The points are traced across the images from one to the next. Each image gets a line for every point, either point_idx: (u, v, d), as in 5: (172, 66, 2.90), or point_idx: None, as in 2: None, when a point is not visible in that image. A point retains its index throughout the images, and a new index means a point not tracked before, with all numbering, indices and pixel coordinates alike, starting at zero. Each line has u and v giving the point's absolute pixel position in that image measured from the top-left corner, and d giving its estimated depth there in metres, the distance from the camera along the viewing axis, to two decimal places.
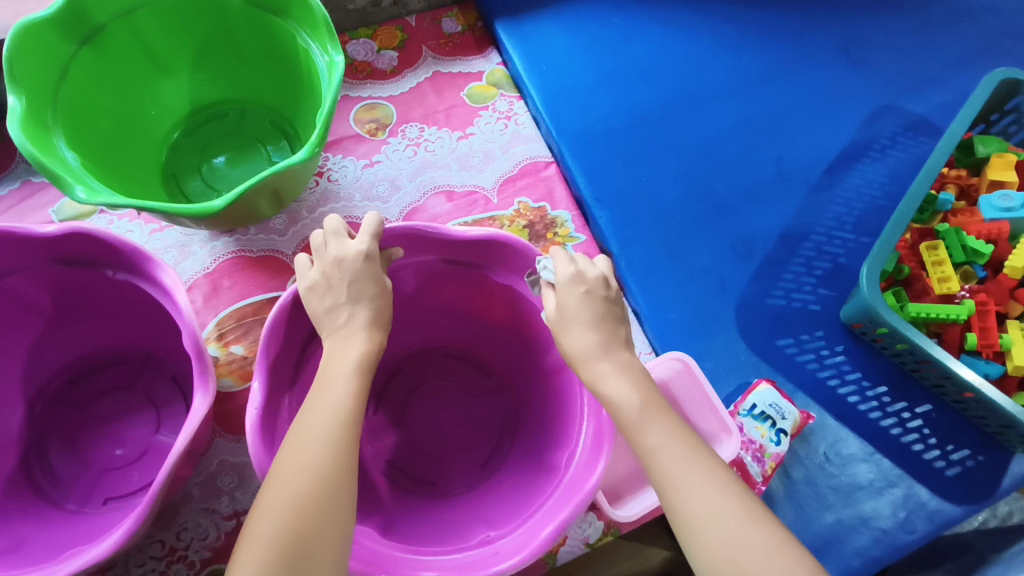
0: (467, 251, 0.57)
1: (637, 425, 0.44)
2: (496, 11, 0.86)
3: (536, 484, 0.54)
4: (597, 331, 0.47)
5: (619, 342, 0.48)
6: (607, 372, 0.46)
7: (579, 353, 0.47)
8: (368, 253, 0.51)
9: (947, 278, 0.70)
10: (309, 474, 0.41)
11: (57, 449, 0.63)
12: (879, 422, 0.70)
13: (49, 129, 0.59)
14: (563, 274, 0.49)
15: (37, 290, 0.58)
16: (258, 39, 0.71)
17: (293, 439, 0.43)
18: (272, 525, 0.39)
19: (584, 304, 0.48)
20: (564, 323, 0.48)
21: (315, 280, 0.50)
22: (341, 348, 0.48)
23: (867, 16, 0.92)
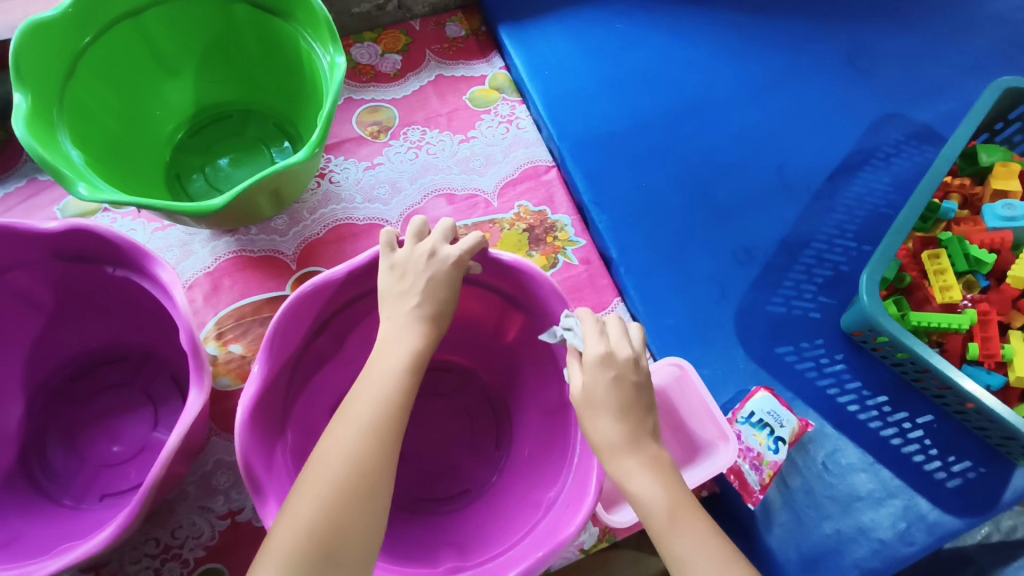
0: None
1: (627, 475, 0.44)
2: (500, 16, 0.86)
3: (541, 483, 0.56)
4: (621, 423, 0.46)
5: (630, 397, 0.47)
6: (632, 469, 0.44)
7: (601, 443, 0.46)
8: (459, 259, 0.52)
9: (949, 287, 0.69)
10: (352, 459, 0.41)
11: (55, 444, 0.64)
12: (879, 432, 0.70)
13: (54, 126, 0.59)
14: (590, 356, 0.48)
15: (39, 285, 0.59)
16: (263, 41, 0.71)
17: (342, 420, 0.43)
18: (311, 507, 0.39)
19: (613, 393, 0.46)
20: (592, 411, 0.47)
21: (399, 264, 0.51)
22: (394, 340, 0.48)
23: (872, 24, 0.91)
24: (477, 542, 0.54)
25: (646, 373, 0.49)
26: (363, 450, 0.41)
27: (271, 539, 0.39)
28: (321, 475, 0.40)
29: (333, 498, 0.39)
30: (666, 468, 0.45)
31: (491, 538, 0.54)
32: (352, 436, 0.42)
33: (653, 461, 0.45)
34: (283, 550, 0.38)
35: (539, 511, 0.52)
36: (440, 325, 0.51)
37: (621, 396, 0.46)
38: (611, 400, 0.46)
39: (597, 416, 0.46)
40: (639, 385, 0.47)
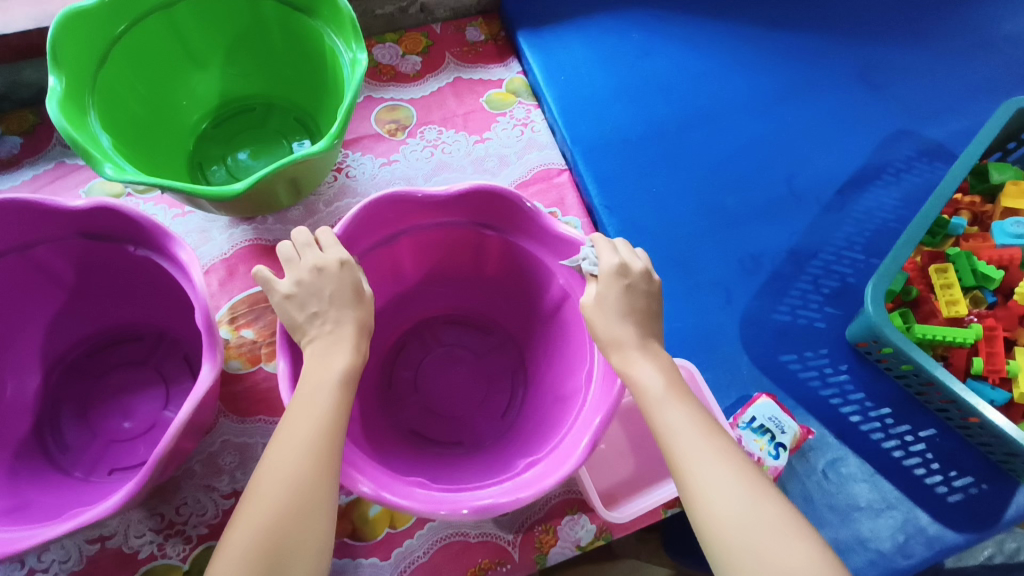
0: (488, 213, 0.59)
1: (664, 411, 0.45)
2: (518, 21, 0.88)
3: (557, 415, 0.58)
4: (631, 323, 0.50)
5: (641, 302, 0.51)
6: (634, 360, 0.48)
7: (603, 333, 0.50)
8: (344, 258, 0.53)
9: (955, 302, 0.70)
10: (291, 486, 0.42)
11: (69, 418, 0.65)
12: (881, 443, 0.70)
13: (84, 110, 0.61)
14: (605, 266, 0.52)
15: (61, 263, 0.61)
16: (289, 38, 0.74)
17: (280, 439, 0.44)
18: (250, 534, 0.40)
19: (623, 299, 0.51)
20: (603, 313, 0.50)
21: (293, 293, 0.51)
22: (330, 351, 0.49)
23: (888, 42, 0.92)
24: (489, 476, 0.54)
25: (657, 287, 0.53)
26: (307, 472, 0.43)
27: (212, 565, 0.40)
28: (261, 503, 0.42)
29: (271, 522, 0.41)
30: (636, 304, 0.51)
31: (504, 471, 0.54)
32: (288, 464, 0.43)
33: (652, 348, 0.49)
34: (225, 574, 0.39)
35: (562, 427, 0.54)
36: (365, 328, 0.52)
37: (632, 303, 0.51)
38: (621, 304, 0.50)
39: (609, 318, 0.50)
40: (648, 294, 0.51)
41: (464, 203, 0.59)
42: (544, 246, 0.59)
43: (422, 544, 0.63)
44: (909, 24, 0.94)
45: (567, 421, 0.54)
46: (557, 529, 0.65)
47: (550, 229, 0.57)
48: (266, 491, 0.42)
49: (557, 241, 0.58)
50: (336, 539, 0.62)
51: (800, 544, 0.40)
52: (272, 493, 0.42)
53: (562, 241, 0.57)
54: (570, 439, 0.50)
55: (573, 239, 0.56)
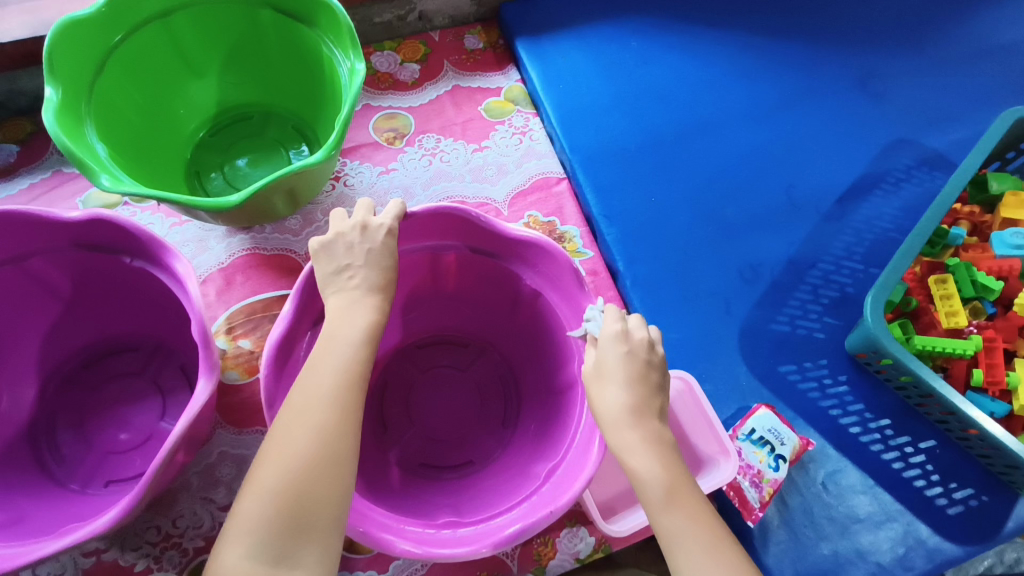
0: (476, 237, 0.59)
1: (628, 451, 0.45)
2: (517, 29, 0.88)
3: (552, 435, 0.58)
4: (629, 392, 0.47)
5: (640, 371, 0.48)
6: (633, 441, 0.45)
7: (597, 398, 0.48)
8: (390, 229, 0.53)
9: (955, 312, 0.69)
10: (316, 432, 0.42)
11: (65, 429, 0.65)
12: (881, 455, 0.69)
13: (81, 119, 0.61)
14: (607, 330, 0.50)
15: (57, 274, 0.61)
16: (287, 46, 0.74)
17: (303, 390, 0.44)
18: (275, 479, 0.41)
19: (620, 367, 0.48)
20: (599, 379, 0.48)
21: (332, 247, 0.51)
22: (345, 311, 0.48)
23: (886, 50, 0.92)
24: (482, 501, 0.54)
25: (660, 360, 0.50)
26: (333, 419, 0.43)
27: (235, 511, 0.40)
28: (287, 447, 0.42)
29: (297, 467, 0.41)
30: (632, 374, 0.48)
31: (505, 493, 0.55)
32: (314, 411, 0.43)
33: (638, 391, 0.47)
34: (249, 521, 0.40)
35: (561, 449, 0.54)
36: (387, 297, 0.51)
37: (631, 371, 0.48)
38: (619, 372, 0.48)
39: (606, 386, 0.48)
40: (648, 365, 0.49)
41: (431, 226, 0.58)
42: (516, 255, 0.59)
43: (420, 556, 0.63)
44: (907, 32, 0.94)
45: (563, 441, 0.55)
46: (556, 542, 0.65)
47: (521, 240, 0.57)
48: (268, 472, 0.41)
49: (530, 252, 0.58)
50: None
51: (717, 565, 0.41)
52: (272, 476, 0.41)
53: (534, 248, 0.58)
54: (569, 464, 0.51)
55: (543, 244, 0.57)
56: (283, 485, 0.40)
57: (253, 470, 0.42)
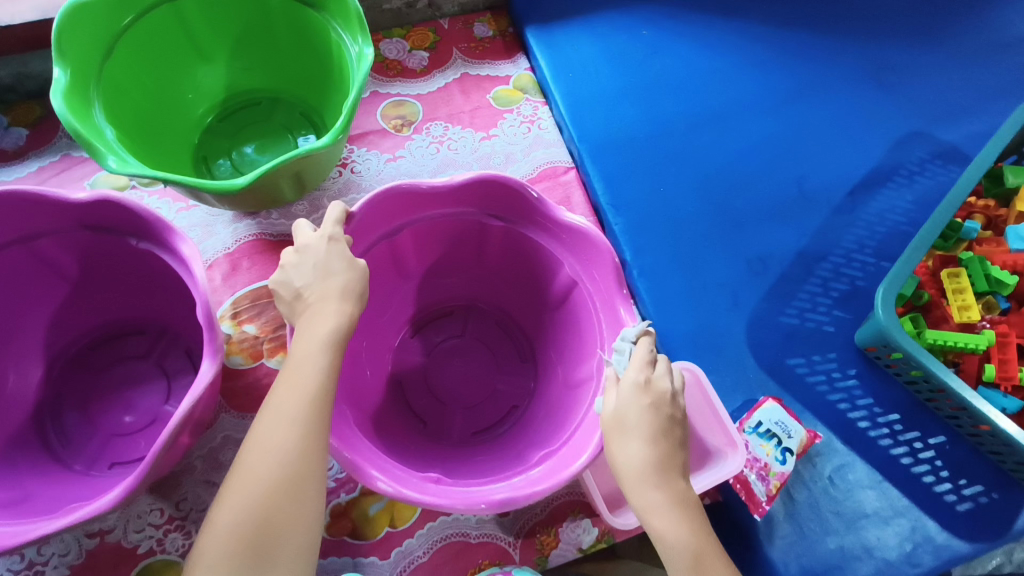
0: (506, 203, 0.60)
1: (654, 518, 0.44)
2: (527, 17, 0.87)
3: (561, 415, 0.59)
4: (650, 446, 0.45)
5: (663, 424, 0.47)
6: (656, 502, 0.44)
7: (613, 445, 0.46)
8: (333, 236, 0.51)
9: (968, 307, 0.69)
10: (276, 460, 0.42)
11: (71, 411, 0.65)
12: (890, 450, 0.69)
13: (89, 102, 0.61)
14: (629, 380, 0.48)
15: (64, 255, 0.61)
16: (295, 32, 0.73)
17: (266, 416, 0.44)
18: (237, 514, 0.41)
19: (645, 419, 0.46)
20: (620, 430, 0.46)
21: (284, 277, 0.50)
22: (313, 322, 0.47)
23: (902, 42, 0.91)
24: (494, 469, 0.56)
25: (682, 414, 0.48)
26: (296, 443, 0.42)
27: (200, 545, 0.41)
28: (248, 481, 0.42)
29: (260, 501, 0.41)
30: (653, 426, 0.46)
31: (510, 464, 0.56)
32: (275, 436, 0.43)
33: (661, 451, 0.45)
34: (212, 557, 0.40)
35: (569, 427, 0.54)
36: (355, 296, 0.50)
37: (652, 423, 0.46)
38: (642, 425, 0.46)
39: (624, 439, 0.46)
40: (671, 421, 0.47)
41: (459, 191, 0.59)
42: (467, 201, 0.60)
43: (422, 543, 0.62)
44: (923, 23, 0.92)
45: (574, 418, 0.55)
46: (559, 531, 0.65)
47: (465, 185, 0.58)
48: (228, 510, 0.41)
49: (499, 198, 0.59)
50: (336, 537, 0.62)
51: None
52: (230, 518, 0.41)
53: (530, 205, 0.59)
54: (573, 445, 0.51)
55: (541, 202, 0.58)
56: (242, 525, 0.41)
57: (214, 508, 0.42)
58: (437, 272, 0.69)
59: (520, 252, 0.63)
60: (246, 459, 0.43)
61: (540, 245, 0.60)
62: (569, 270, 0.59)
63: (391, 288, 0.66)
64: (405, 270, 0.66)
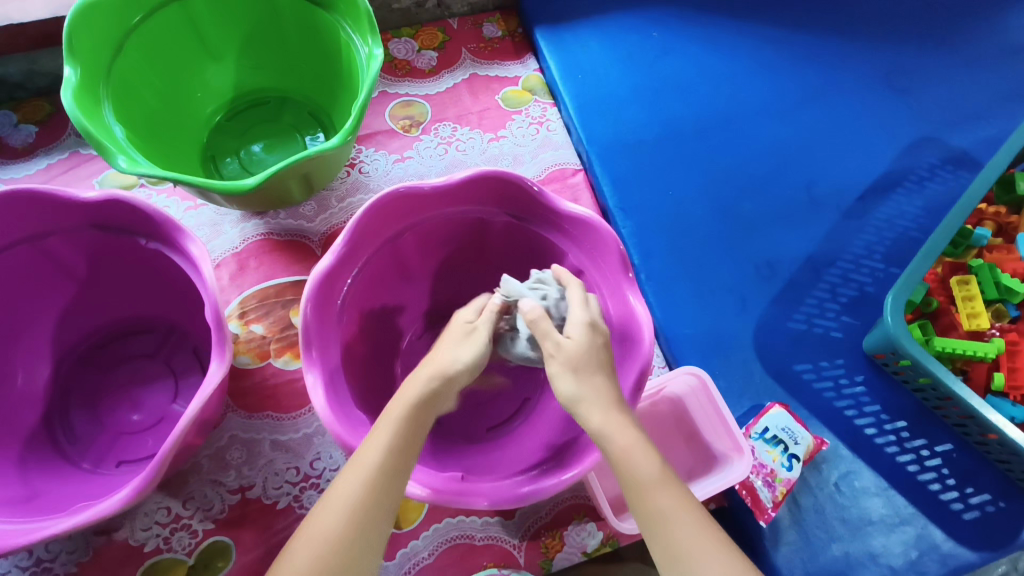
0: (513, 202, 0.61)
1: (601, 432, 0.45)
2: (536, 18, 0.87)
3: (568, 414, 0.60)
4: (588, 372, 0.47)
5: (596, 350, 0.48)
6: (608, 420, 0.45)
7: (580, 396, 0.46)
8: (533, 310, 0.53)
9: (977, 315, 0.68)
10: (325, 545, 0.41)
11: (78, 409, 0.65)
12: (896, 457, 0.68)
13: (99, 102, 0.61)
14: (577, 321, 0.50)
15: (73, 253, 0.61)
16: (305, 31, 0.73)
17: (326, 498, 0.43)
18: None
19: (585, 351, 0.48)
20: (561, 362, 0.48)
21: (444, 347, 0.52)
22: (409, 388, 0.48)
23: (913, 46, 0.90)
24: (503, 467, 0.57)
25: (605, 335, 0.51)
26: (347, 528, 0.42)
27: None
28: (297, 562, 0.41)
29: None
30: (590, 349, 0.48)
31: (519, 462, 0.58)
32: (331, 520, 0.42)
33: (594, 366, 0.47)
34: None
35: (578, 425, 0.56)
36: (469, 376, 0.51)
37: (585, 351, 0.48)
38: (581, 355, 0.48)
39: (564, 368, 0.47)
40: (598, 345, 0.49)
41: (468, 192, 0.60)
42: (474, 200, 0.61)
43: (427, 544, 0.62)
44: (935, 27, 0.92)
45: (581, 417, 0.57)
46: (564, 534, 0.65)
47: (465, 182, 0.58)
48: None
49: (500, 194, 0.60)
50: None
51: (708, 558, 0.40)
52: None
53: (531, 198, 0.59)
54: (583, 443, 0.53)
55: (541, 194, 0.59)
56: None
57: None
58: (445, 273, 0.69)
59: (523, 245, 0.64)
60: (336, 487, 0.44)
61: (549, 243, 0.62)
62: (575, 260, 0.61)
63: (399, 289, 0.66)
64: (414, 270, 0.66)
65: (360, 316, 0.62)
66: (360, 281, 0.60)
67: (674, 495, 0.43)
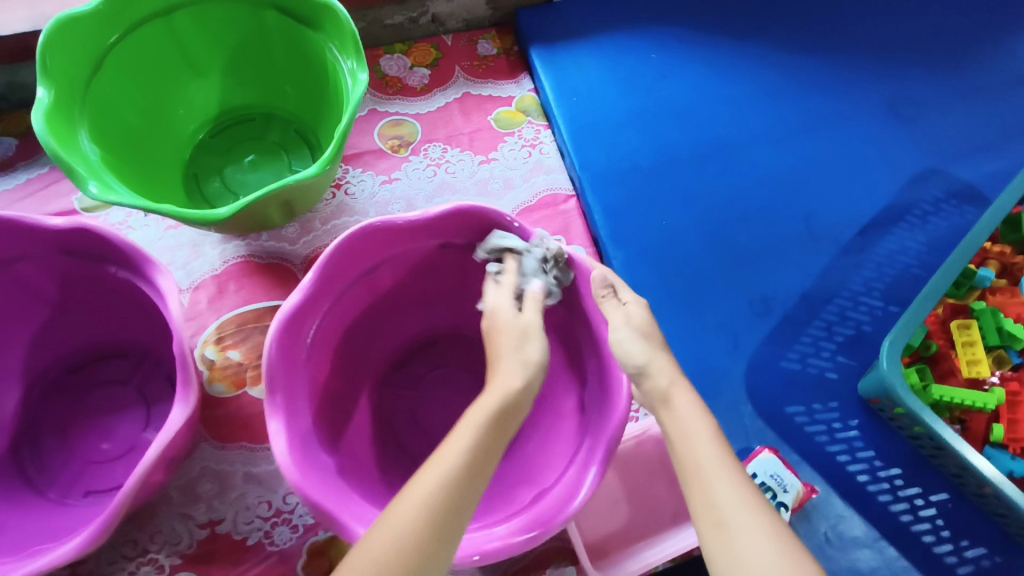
0: (494, 236, 0.58)
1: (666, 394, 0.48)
2: (533, 37, 0.85)
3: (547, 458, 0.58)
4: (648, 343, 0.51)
5: (651, 328, 0.52)
6: (674, 389, 0.48)
7: (647, 365, 0.49)
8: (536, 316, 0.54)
9: (977, 361, 0.66)
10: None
11: (47, 436, 0.64)
12: (889, 506, 0.66)
13: (73, 123, 0.59)
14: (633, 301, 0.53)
15: (44, 279, 0.59)
16: (291, 48, 0.71)
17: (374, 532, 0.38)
18: None
19: (642, 321, 0.52)
20: (625, 329, 0.51)
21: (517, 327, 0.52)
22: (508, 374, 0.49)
23: (920, 73, 0.88)
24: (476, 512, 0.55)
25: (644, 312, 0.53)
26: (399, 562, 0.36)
27: None
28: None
29: None
30: (646, 321, 0.52)
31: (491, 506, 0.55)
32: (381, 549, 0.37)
33: (652, 334, 0.51)
34: None
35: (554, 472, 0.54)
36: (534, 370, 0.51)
37: (640, 323, 0.52)
38: (641, 324, 0.52)
39: (625, 334, 0.51)
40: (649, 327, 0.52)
41: (449, 224, 0.58)
42: (455, 232, 0.59)
43: None
44: (944, 54, 0.89)
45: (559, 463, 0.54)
46: None
47: (445, 215, 0.56)
48: None
49: (483, 228, 0.58)
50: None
51: (753, 518, 0.40)
52: None
53: (514, 232, 0.57)
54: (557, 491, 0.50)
55: (526, 232, 0.56)
56: None
57: None
58: (426, 302, 0.68)
59: None
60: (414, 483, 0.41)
61: None
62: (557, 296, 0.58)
63: (375, 314, 0.65)
64: (393, 295, 0.64)
65: (332, 347, 0.60)
66: (332, 313, 0.58)
67: (717, 448, 0.44)
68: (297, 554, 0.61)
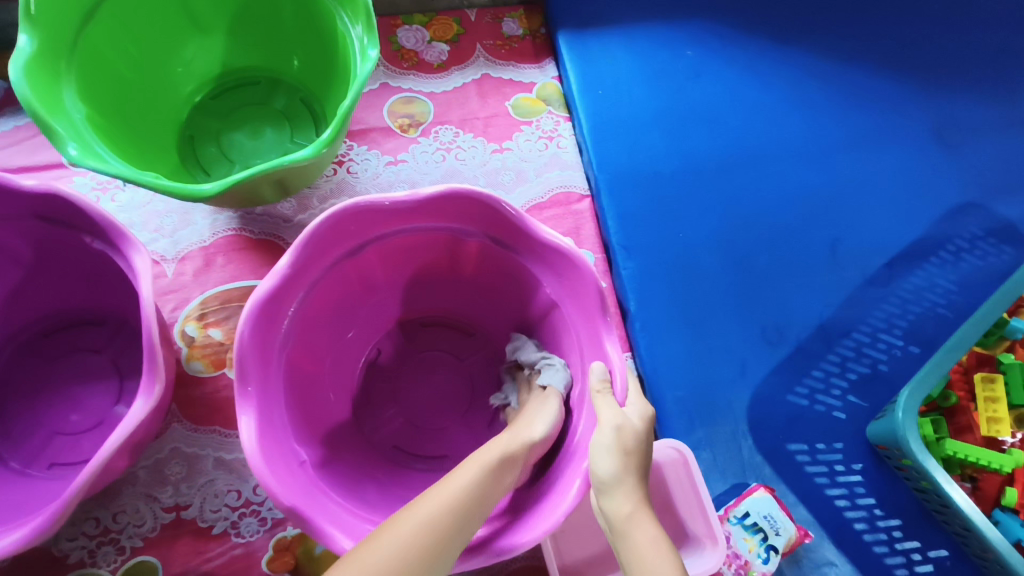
0: (503, 230, 0.54)
1: (629, 527, 0.44)
2: (562, 19, 0.79)
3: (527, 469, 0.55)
4: (626, 463, 0.46)
5: (636, 451, 0.47)
6: (640, 525, 0.44)
7: (614, 483, 0.45)
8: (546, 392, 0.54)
9: (998, 420, 0.62)
10: None
11: (15, 401, 0.61)
12: (884, 558, 0.63)
13: (58, 78, 0.55)
14: (631, 412, 0.49)
15: (18, 240, 0.56)
16: (300, 11, 0.66)
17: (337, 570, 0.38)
18: None
19: (628, 437, 0.47)
20: (607, 444, 0.46)
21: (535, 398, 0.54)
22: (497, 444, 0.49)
23: (971, 96, 0.82)
24: None
25: (638, 423, 0.48)
26: None
27: None
28: None
29: None
30: (632, 431, 0.47)
31: None
32: None
33: (633, 452, 0.47)
34: None
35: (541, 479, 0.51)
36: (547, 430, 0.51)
37: (625, 440, 0.47)
38: (625, 439, 0.47)
39: (605, 452, 0.46)
40: (637, 453, 0.47)
41: (453, 210, 0.54)
42: (467, 220, 0.55)
43: None
44: (1003, 78, 0.83)
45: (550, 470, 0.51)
46: None
47: (457, 198, 0.52)
48: None
49: (493, 216, 0.53)
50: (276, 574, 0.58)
51: None
52: None
53: (527, 231, 0.53)
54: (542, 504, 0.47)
55: (520, 219, 0.52)
56: None
57: None
58: (433, 282, 0.64)
59: (516, 279, 0.58)
60: (401, 517, 0.41)
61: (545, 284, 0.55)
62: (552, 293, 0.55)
63: (372, 297, 0.62)
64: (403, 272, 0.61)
65: (319, 324, 0.57)
66: (329, 279, 0.55)
67: None
68: (261, 548, 0.59)
